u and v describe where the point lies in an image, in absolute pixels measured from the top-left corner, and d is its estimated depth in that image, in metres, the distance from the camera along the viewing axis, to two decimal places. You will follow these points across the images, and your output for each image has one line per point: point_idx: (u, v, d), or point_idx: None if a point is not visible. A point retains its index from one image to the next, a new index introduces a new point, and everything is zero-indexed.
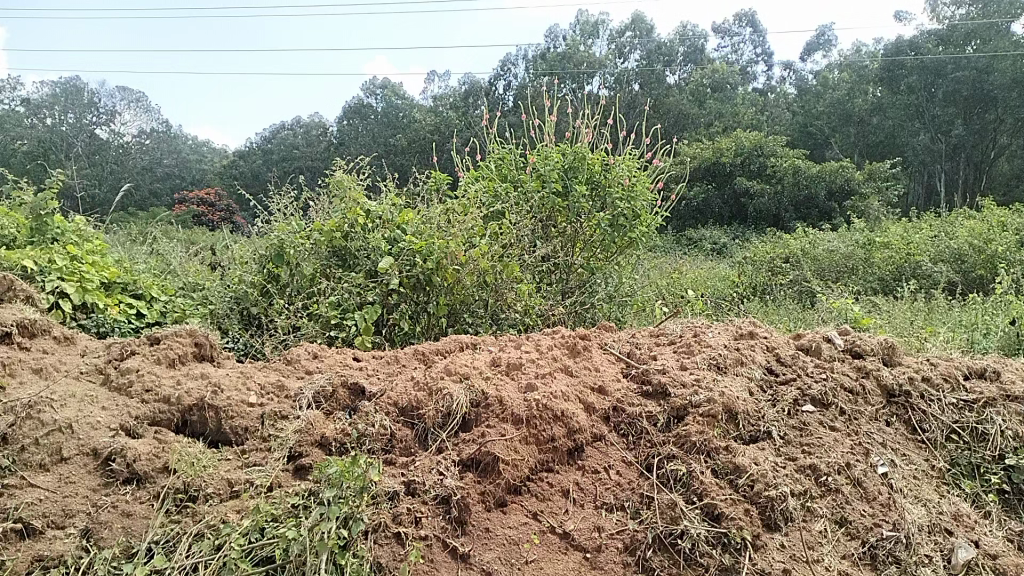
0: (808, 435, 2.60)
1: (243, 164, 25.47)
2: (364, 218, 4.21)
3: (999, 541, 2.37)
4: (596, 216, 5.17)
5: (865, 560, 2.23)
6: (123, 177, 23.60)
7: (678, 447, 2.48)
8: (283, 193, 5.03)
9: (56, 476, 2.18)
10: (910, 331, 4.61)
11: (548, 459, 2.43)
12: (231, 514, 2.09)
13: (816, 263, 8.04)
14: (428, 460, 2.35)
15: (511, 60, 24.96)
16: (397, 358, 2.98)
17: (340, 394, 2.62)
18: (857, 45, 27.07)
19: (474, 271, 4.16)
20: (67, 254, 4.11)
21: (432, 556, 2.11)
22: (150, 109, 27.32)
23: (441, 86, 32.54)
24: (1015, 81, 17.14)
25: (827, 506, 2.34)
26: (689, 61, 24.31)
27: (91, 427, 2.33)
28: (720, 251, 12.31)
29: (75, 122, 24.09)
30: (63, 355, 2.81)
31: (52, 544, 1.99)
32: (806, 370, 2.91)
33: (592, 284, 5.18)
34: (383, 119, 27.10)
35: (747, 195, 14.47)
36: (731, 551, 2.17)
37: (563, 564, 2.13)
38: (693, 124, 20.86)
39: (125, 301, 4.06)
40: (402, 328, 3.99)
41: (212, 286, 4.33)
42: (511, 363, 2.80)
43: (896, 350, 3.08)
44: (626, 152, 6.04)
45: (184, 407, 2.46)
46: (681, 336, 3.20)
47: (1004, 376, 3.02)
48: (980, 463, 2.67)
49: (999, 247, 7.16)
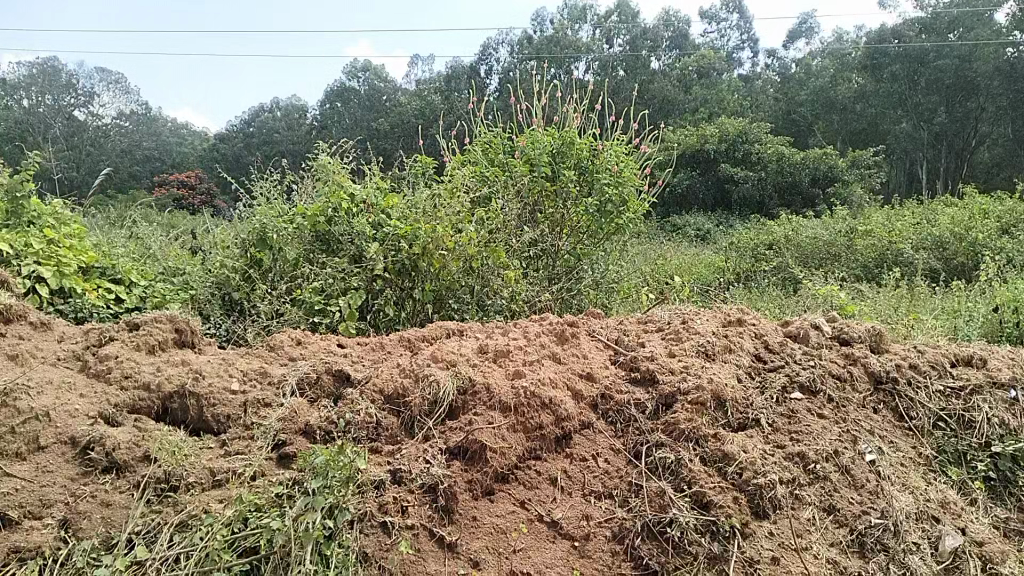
0: (797, 422, 2.59)
1: (224, 147, 25.27)
2: (348, 203, 4.14)
3: (985, 528, 2.38)
4: (584, 201, 5.09)
5: (853, 548, 2.23)
6: (102, 160, 23.12)
7: (666, 435, 2.46)
8: (267, 175, 4.93)
9: (32, 465, 2.12)
10: (895, 317, 4.65)
11: (536, 447, 2.40)
12: (214, 503, 2.05)
13: (799, 249, 8.08)
14: (415, 449, 2.31)
15: (493, 43, 24.71)
16: (383, 345, 2.94)
17: (324, 380, 2.57)
18: (839, 34, 27.16)
19: (461, 256, 4.10)
20: (43, 237, 4.01)
21: (419, 546, 2.09)
22: (128, 91, 26.59)
23: (424, 69, 32.14)
24: (997, 70, 17.33)
25: (816, 494, 2.34)
26: (674, 46, 24.46)
27: (69, 415, 2.28)
28: (704, 238, 12.35)
29: (53, 105, 22.95)
30: (39, 341, 2.75)
31: (29, 535, 1.94)
32: (794, 357, 2.88)
33: (579, 271, 5.12)
34: (366, 102, 26.78)
35: (731, 181, 14.45)
36: (720, 540, 2.16)
37: (552, 553, 2.13)
38: (679, 110, 20.85)
39: (103, 286, 3.99)
40: (387, 313, 3.96)
41: (193, 271, 4.25)
42: (499, 350, 2.75)
43: (883, 337, 3.06)
44: (615, 137, 5.97)
45: (165, 394, 2.41)
46: (669, 323, 3.17)
47: (991, 364, 3.03)
48: (967, 450, 2.67)
49: (980, 235, 7.23)
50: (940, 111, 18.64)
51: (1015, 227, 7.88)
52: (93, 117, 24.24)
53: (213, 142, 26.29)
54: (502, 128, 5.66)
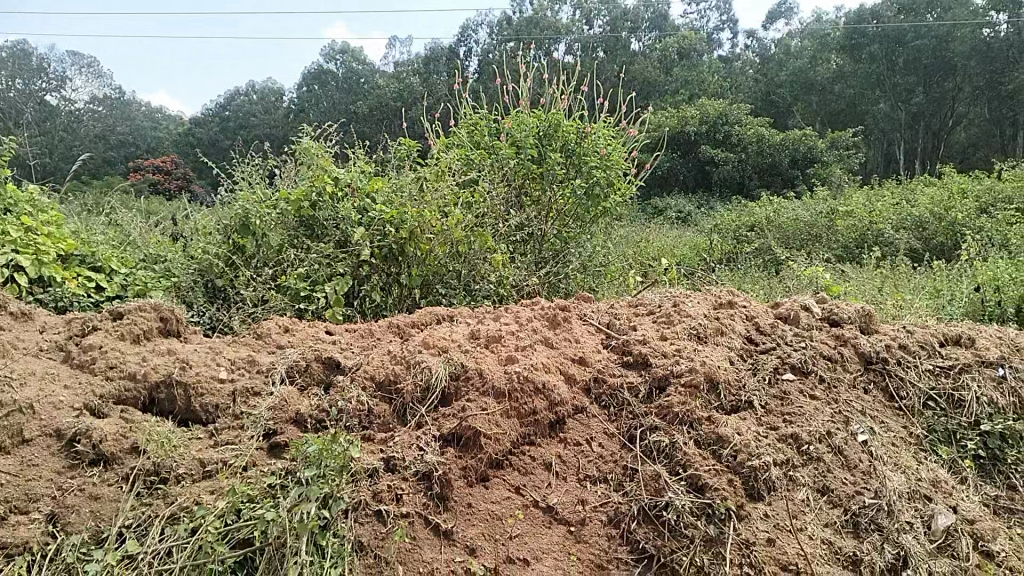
0: (789, 404, 2.59)
1: (199, 132, 24.92)
2: (332, 186, 4.08)
3: (975, 506, 2.40)
4: (571, 184, 5.06)
5: (848, 528, 2.24)
6: (75, 146, 22.72)
7: (660, 418, 2.46)
8: (248, 159, 4.85)
9: (17, 458, 2.08)
10: (879, 297, 4.68)
11: (530, 432, 2.39)
12: (205, 495, 2.02)
13: (781, 230, 8.11)
14: (408, 436, 2.29)
15: (472, 25, 24.49)
16: (372, 331, 2.91)
17: (314, 368, 2.54)
18: (818, 14, 27.17)
19: (447, 241, 4.06)
20: (20, 224, 3.92)
21: (414, 534, 2.07)
22: (101, 75, 26.16)
23: (402, 51, 31.80)
24: (974, 50, 17.42)
25: (810, 475, 2.35)
26: (654, 27, 24.39)
27: (53, 407, 2.24)
28: (685, 219, 12.37)
29: (24, 90, 22.01)
30: (21, 332, 2.69)
31: (15, 531, 1.90)
32: (785, 338, 2.89)
33: (566, 255, 5.07)
34: (343, 85, 26.43)
35: (712, 163, 14.47)
36: (716, 522, 2.15)
37: (548, 539, 2.12)
38: (660, 91, 20.81)
39: (83, 274, 3.90)
40: (374, 299, 3.91)
41: (176, 258, 4.18)
42: (491, 336, 2.74)
43: (873, 318, 3.07)
44: (601, 118, 5.93)
45: (152, 384, 2.37)
46: (660, 306, 3.16)
47: (979, 343, 3.05)
48: (957, 429, 2.69)
49: (959, 215, 7.28)
50: (917, 91, 18.73)
51: (995, 207, 7.94)
52: (65, 102, 23.79)
53: (188, 127, 25.92)
54: (487, 110, 5.60)
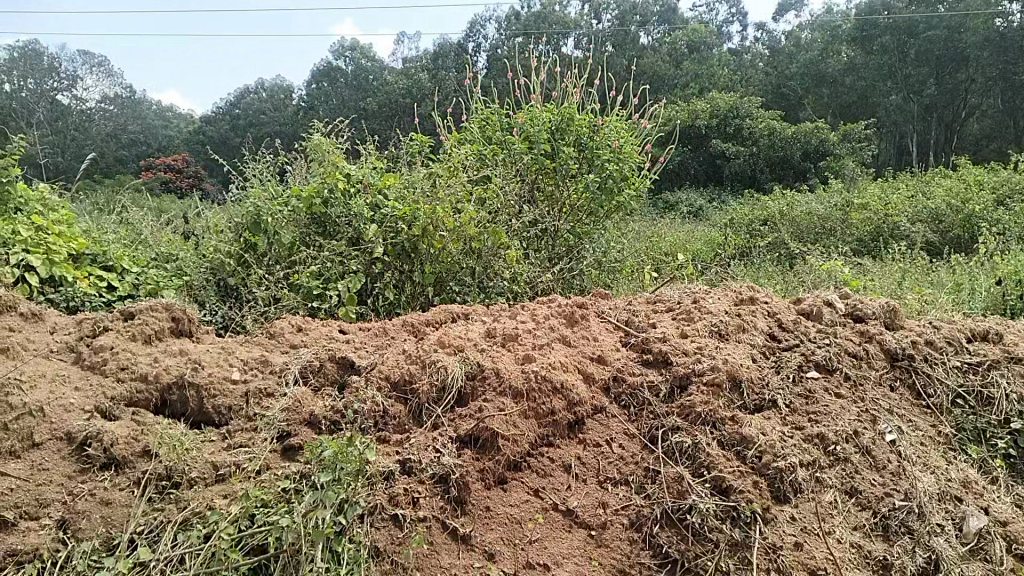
0: (814, 403, 2.52)
1: (209, 130, 24.98)
2: (344, 183, 4.04)
3: (1007, 507, 2.34)
4: (584, 179, 5.01)
5: (877, 531, 2.18)
6: (87, 144, 22.82)
7: (681, 418, 2.40)
8: (259, 156, 4.80)
9: (27, 463, 2.04)
10: (897, 292, 4.60)
11: (549, 434, 2.33)
12: (218, 500, 1.97)
13: (794, 224, 8.02)
14: (424, 438, 2.23)
15: (481, 20, 24.42)
16: (386, 329, 2.86)
17: (328, 368, 2.49)
18: (829, 6, 26.96)
19: (461, 238, 4.01)
20: (31, 223, 3.89)
21: (432, 539, 2.02)
22: (112, 74, 26.25)
23: (411, 47, 31.74)
24: (987, 40, 17.25)
25: (837, 476, 2.29)
26: (663, 20, 24.24)
27: (63, 410, 2.19)
28: (697, 214, 12.29)
29: (36, 88, 22.10)
30: (31, 333, 2.65)
31: (25, 537, 1.86)
32: (808, 335, 2.82)
33: (580, 251, 5.02)
34: (352, 82, 26.40)
35: (723, 157, 14.36)
36: (741, 526, 2.09)
37: (568, 543, 2.07)
38: (669, 84, 20.65)
39: (94, 274, 3.87)
40: (387, 297, 3.86)
41: (187, 257, 4.14)
42: (507, 334, 2.68)
43: (897, 313, 3.00)
44: (613, 112, 5.87)
45: (163, 386, 2.33)
46: (679, 302, 3.09)
47: (1007, 338, 2.98)
48: (986, 427, 2.63)
49: (976, 207, 7.18)
50: (929, 82, 18.56)
51: (1011, 198, 7.83)
52: (77, 101, 23.87)
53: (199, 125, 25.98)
54: (499, 105, 5.54)
